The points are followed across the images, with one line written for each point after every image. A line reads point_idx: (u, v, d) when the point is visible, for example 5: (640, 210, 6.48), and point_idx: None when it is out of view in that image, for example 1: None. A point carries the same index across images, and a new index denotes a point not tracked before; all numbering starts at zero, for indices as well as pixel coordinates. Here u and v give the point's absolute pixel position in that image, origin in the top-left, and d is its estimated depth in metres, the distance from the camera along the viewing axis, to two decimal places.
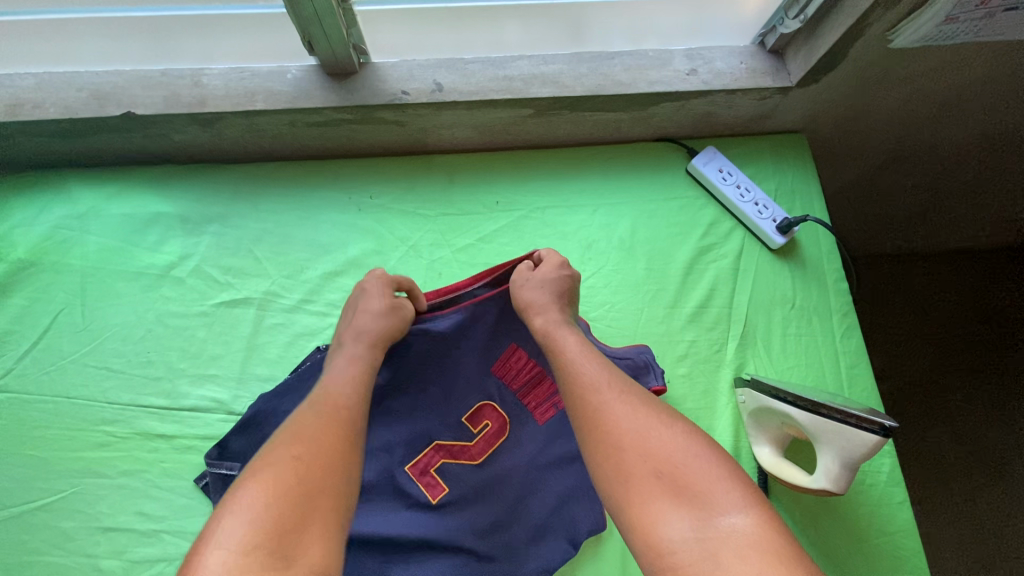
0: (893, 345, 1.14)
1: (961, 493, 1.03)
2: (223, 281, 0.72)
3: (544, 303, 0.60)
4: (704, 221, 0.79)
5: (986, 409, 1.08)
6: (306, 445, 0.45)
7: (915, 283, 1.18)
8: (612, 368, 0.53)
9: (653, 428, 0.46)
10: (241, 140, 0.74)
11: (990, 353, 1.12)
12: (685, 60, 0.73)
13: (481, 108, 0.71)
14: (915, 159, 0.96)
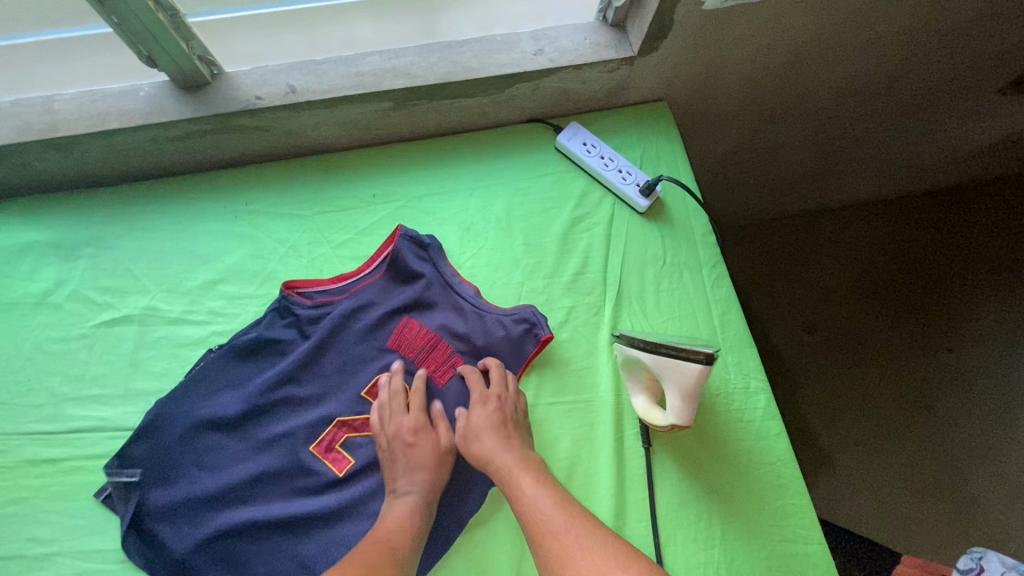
0: (801, 307, 1.44)
1: (890, 430, 1.26)
2: (102, 301, 0.73)
3: (490, 447, 0.65)
4: (576, 192, 0.82)
5: (880, 351, 1.36)
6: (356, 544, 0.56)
7: (798, 256, 1.50)
8: (567, 505, 0.59)
9: (620, 566, 0.49)
10: (108, 162, 0.74)
11: (871, 305, 1.43)
12: (531, 42, 0.76)
13: (338, 105, 0.73)
14: (785, 123, 1.08)
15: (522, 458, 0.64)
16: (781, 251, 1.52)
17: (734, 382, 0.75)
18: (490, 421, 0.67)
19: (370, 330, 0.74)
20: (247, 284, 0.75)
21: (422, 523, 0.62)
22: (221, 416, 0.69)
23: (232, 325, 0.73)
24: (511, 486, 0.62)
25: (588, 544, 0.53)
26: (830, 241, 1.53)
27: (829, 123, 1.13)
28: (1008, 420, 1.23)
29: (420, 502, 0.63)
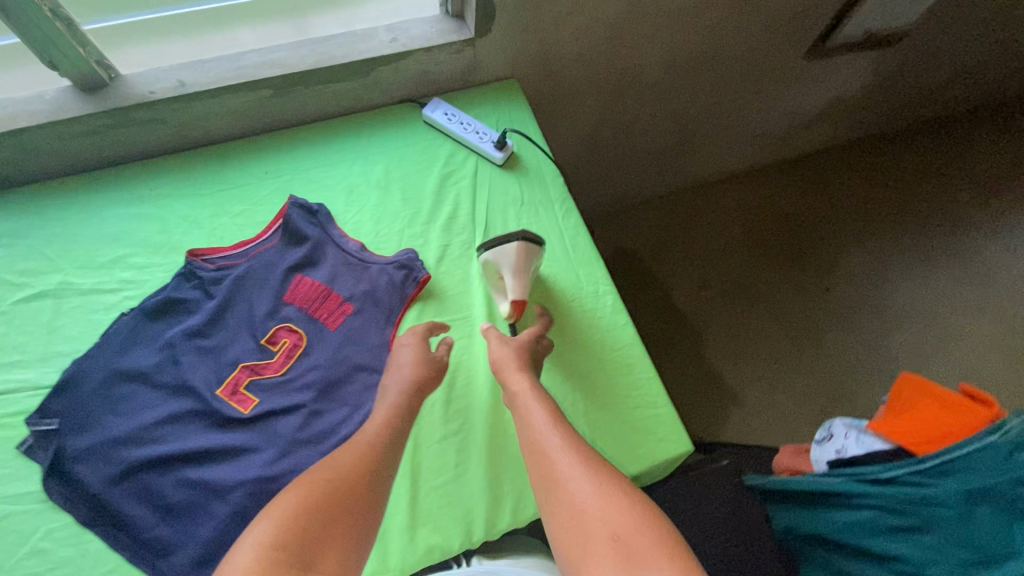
0: (695, 268, 1.60)
1: (783, 365, 1.48)
2: (19, 282, 0.81)
3: (510, 369, 0.74)
4: (443, 154, 0.97)
5: (773, 295, 1.57)
6: (324, 479, 0.57)
7: (697, 217, 1.68)
8: (572, 433, 0.65)
9: (614, 494, 0.56)
10: (20, 162, 0.84)
11: (762, 256, 1.63)
12: (387, 33, 0.93)
13: (225, 95, 0.87)
14: (638, 98, 1.28)
15: (535, 390, 0.71)
16: (680, 214, 1.68)
17: (587, 288, 0.89)
18: (511, 353, 0.76)
19: (269, 285, 0.84)
20: (154, 255, 0.85)
21: (391, 442, 0.65)
22: (133, 368, 0.76)
23: (141, 290, 0.82)
24: (525, 415, 0.68)
25: (583, 460, 0.61)
26: (724, 201, 1.71)
27: (682, 98, 1.35)
28: (872, 349, 1.50)
29: (394, 418, 0.68)
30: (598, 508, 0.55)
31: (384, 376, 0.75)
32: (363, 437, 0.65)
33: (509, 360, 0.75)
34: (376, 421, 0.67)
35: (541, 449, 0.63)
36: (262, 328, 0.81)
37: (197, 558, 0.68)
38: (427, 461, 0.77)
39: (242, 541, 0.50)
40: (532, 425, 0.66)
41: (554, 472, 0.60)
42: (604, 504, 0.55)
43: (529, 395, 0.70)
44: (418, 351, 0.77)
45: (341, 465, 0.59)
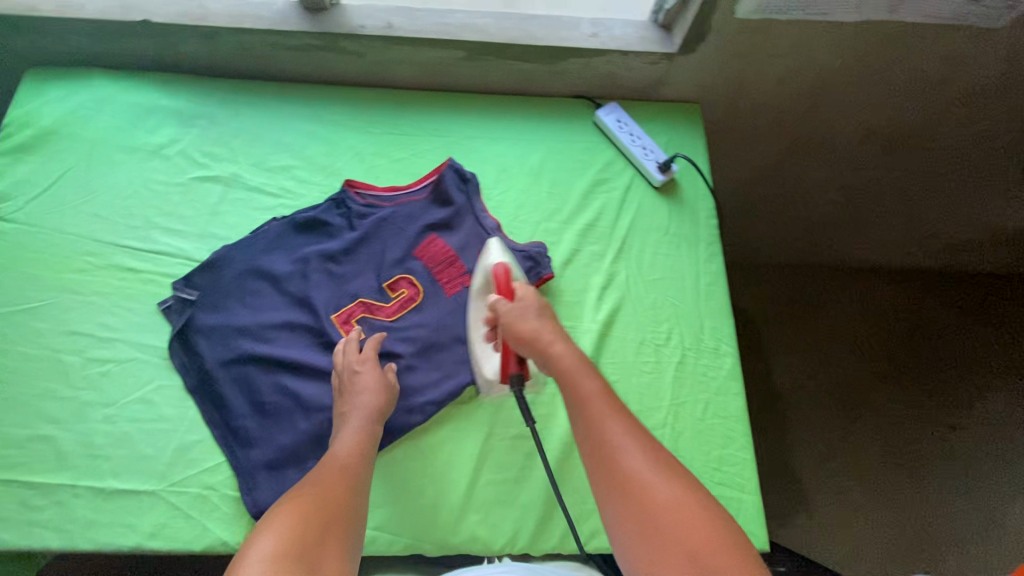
0: (807, 354, 1.45)
1: (879, 489, 1.32)
2: (201, 162, 0.89)
3: (538, 333, 0.70)
4: (603, 159, 0.94)
5: (895, 411, 1.40)
6: (304, 493, 0.62)
7: (835, 298, 1.51)
8: (636, 424, 0.65)
9: (688, 499, 0.59)
10: (234, 57, 0.92)
11: (896, 365, 1.45)
12: (590, 26, 0.91)
13: (423, 46, 0.90)
14: (818, 157, 1.17)
15: (582, 362, 0.69)
16: (818, 289, 1.52)
17: (707, 341, 0.83)
18: (535, 310, 0.73)
19: (405, 235, 0.87)
20: (315, 174, 0.90)
21: (370, 447, 0.70)
22: (269, 270, 0.82)
23: (295, 202, 0.88)
24: (580, 392, 0.67)
25: (654, 461, 0.62)
26: (875, 290, 1.52)
27: (867, 170, 1.22)
28: (992, 512, 1.30)
29: (366, 436, 0.70)
30: (665, 506, 0.58)
31: (339, 405, 0.73)
32: (339, 453, 0.68)
33: (512, 328, 0.71)
34: (347, 442, 0.69)
35: (607, 439, 0.63)
36: (386, 273, 0.85)
37: (271, 462, 0.73)
38: (496, 455, 0.76)
39: (247, 552, 0.55)
40: (593, 406, 0.66)
41: (623, 471, 0.61)
42: (677, 506, 0.58)
43: (580, 368, 0.69)
44: (374, 377, 0.73)
45: (316, 479, 0.64)
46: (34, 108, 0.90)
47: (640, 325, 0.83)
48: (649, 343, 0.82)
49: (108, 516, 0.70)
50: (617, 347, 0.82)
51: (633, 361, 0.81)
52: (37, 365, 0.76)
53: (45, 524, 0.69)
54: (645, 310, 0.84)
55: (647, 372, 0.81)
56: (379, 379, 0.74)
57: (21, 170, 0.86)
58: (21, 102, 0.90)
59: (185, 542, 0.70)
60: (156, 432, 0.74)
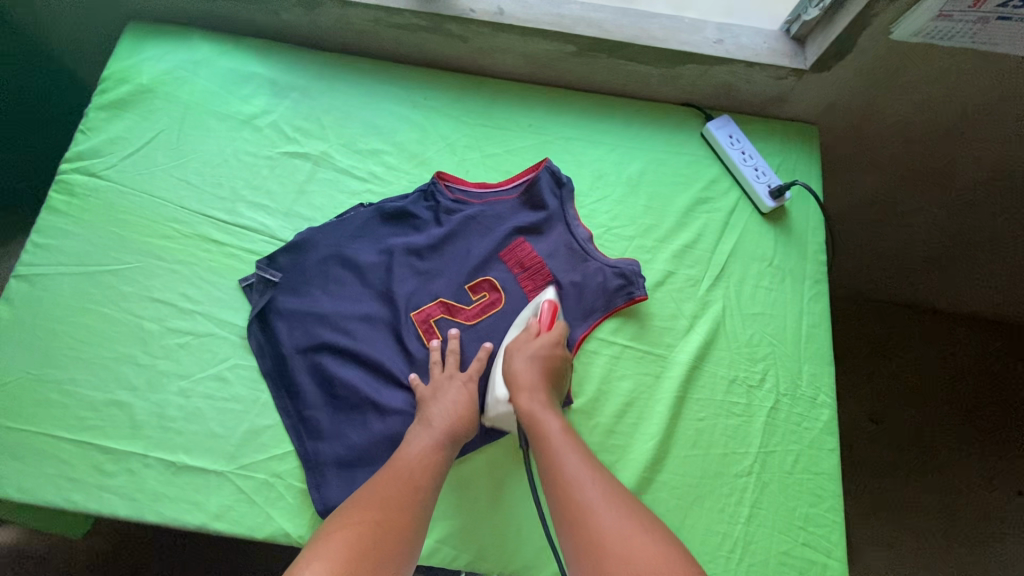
0: (885, 404, 1.21)
1: (939, 562, 1.10)
2: (292, 137, 0.87)
3: (529, 371, 0.68)
4: (707, 176, 0.88)
5: (974, 477, 1.17)
6: (367, 508, 0.59)
7: (924, 340, 1.26)
8: (574, 439, 0.63)
9: (628, 521, 0.53)
10: (334, 29, 0.89)
11: (985, 428, 1.20)
12: (715, 31, 0.84)
13: (532, 36, 0.84)
14: (930, 189, 1.02)
15: (552, 407, 0.66)
16: (906, 328, 1.26)
17: (804, 389, 0.77)
18: (540, 359, 0.69)
19: (492, 236, 0.83)
20: (405, 162, 0.87)
21: (443, 463, 0.66)
22: (353, 259, 0.80)
23: (383, 190, 0.86)
24: (541, 432, 0.63)
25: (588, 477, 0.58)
26: (975, 340, 1.26)
27: (988, 212, 1.03)
28: None
29: (440, 448, 0.67)
30: (616, 526, 0.53)
31: (420, 411, 0.70)
32: (410, 463, 0.65)
33: (508, 365, 0.69)
34: (419, 455, 0.65)
35: (563, 472, 0.59)
36: (470, 274, 0.81)
37: (340, 458, 0.71)
38: None
39: (299, 564, 0.52)
40: (555, 442, 0.62)
41: (562, 483, 0.58)
42: (614, 527, 0.53)
43: (544, 409, 0.65)
44: (463, 394, 0.71)
45: (379, 492, 0.61)
46: (132, 63, 0.88)
47: (732, 361, 0.78)
48: (740, 382, 0.77)
49: (175, 491, 0.70)
50: (707, 383, 0.77)
51: (722, 400, 0.76)
52: (119, 329, 0.76)
53: (116, 491, 0.69)
54: (739, 346, 0.79)
55: (736, 414, 0.76)
56: (466, 396, 0.71)
57: (116, 127, 0.85)
58: (119, 56, 0.88)
59: (248, 528, 0.68)
60: (228, 411, 0.73)
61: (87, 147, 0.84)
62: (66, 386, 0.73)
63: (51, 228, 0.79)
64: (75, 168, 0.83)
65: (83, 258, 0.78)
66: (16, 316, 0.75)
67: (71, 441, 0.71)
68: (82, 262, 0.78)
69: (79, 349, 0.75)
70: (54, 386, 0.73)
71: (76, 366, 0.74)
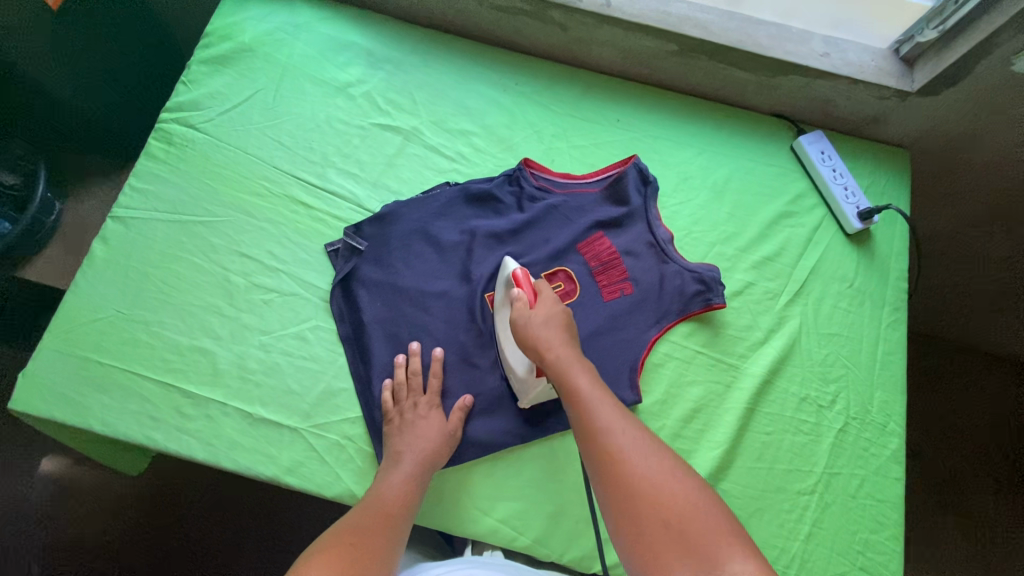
0: (923, 439, 1.19)
1: None
2: (384, 109, 0.88)
3: (546, 333, 0.67)
4: (794, 191, 0.87)
5: (1010, 524, 1.13)
6: (340, 538, 0.57)
7: (982, 382, 1.21)
8: (601, 388, 0.63)
9: (667, 474, 0.55)
10: (435, 6, 0.89)
11: None
12: (822, 44, 0.83)
13: (635, 32, 0.84)
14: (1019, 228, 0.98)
15: (579, 360, 0.66)
16: (964, 368, 1.21)
17: (874, 415, 0.77)
18: (557, 320, 0.69)
19: (573, 228, 0.83)
20: (492, 145, 0.88)
21: (415, 495, 0.66)
22: (436, 236, 0.82)
23: (469, 171, 0.86)
24: (568, 381, 0.63)
25: (621, 425, 0.59)
26: None
27: None
28: None
29: (413, 480, 0.67)
30: (651, 473, 0.55)
31: (392, 443, 0.69)
32: (384, 497, 0.64)
33: (524, 329, 0.68)
34: (393, 488, 0.65)
35: (597, 429, 0.59)
36: (548, 263, 0.81)
37: None
38: None
39: None
40: (586, 398, 0.61)
41: (592, 425, 0.59)
42: (652, 478, 0.54)
43: (573, 364, 0.64)
44: (443, 423, 0.72)
45: (354, 524, 0.60)
46: (236, 21, 0.89)
47: (804, 380, 0.77)
48: (810, 401, 0.77)
49: (250, 441, 0.72)
50: (778, 398, 0.76)
51: (791, 416, 0.76)
52: (207, 279, 0.78)
53: (194, 434, 0.71)
54: (812, 365, 0.78)
55: (804, 431, 0.75)
56: (448, 425, 0.72)
57: (215, 82, 0.86)
58: (223, 13, 0.90)
59: (318, 485, 0.70)
60: (305, 370, 0.75)
61: (187, 99, 0.85)
62: (154, 328, 0.75)
63: (148, 173, 0.81)
64: (175, 118, 0.84)
65: (176, 206, 0.80)
66: (110, 256, 0.78)
67: (156, 383, 0.73)
68: (176, 210, 0.80)
69: (167, 294, 0.77)
70: (142, 326, 0.75)
71: (164, 310, 0.76)
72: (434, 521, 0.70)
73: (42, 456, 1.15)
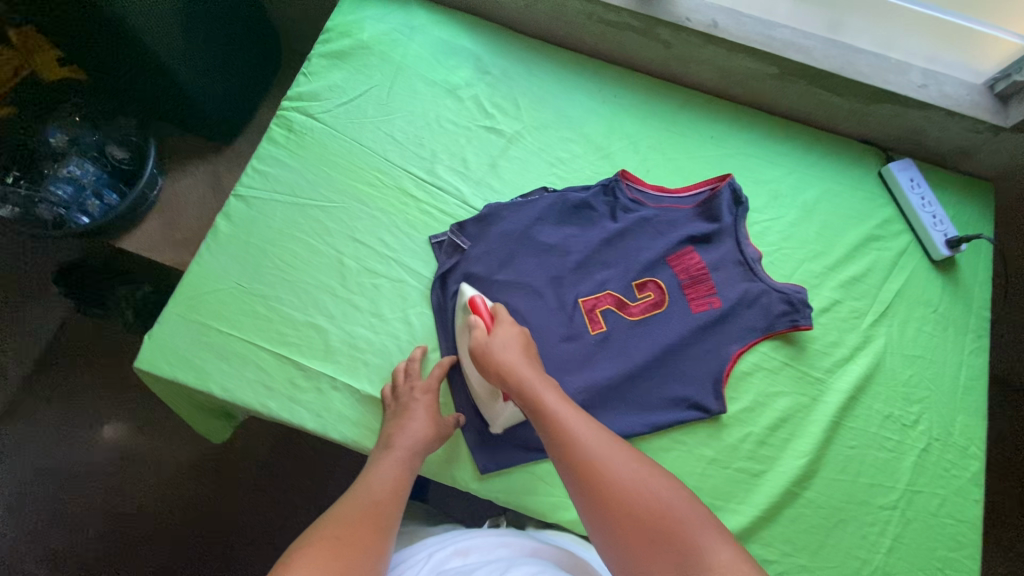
0: (993, 471, 1.17)
1: None
2: (490, 111, 0.92)
3: (508, 360, 0.68)
4: (881, 216, 0.89)
5: None
6: (328, 532, 0.58)
7: None
8: (571, 405, 0.65)
9: (637, 471, 0.58)
10: (544, 17, 0.94)
11: None
12: (921, 76, 0.86)
13: (738, 54, 0.87)
14: None
15: (544, 380, 0.67)
16: None
17: (956, 438, 0.79)
18: (515, 341, 0.71)
19: (665, 240, 0.85)
20: (591, 152, 0.91)
21: (406, 483, 0.68)
22: (534, 238, 0.85)
23: (568, 175, 0.90)
24: (533, 396, 0.65)
25: (587, 426, 0.62)
26: None
27: None
28: None
29: (405, 469, 0.68)
30: (623, 472, 0.58)
31: (386, 427, 0.72)
32: (375, 490, 0.65)
33: (488, 356, 0.69)
34: (384, 479, 0.67)
35: (568, 436, 0.61)
36: (639, 271, 0.83)
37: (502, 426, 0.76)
38: (715, 479, 0.75)
39: None
40: (556, 411, 0.63)
41: (560, 431, 0.61)
42: (626, 481, 0.57)
43: (541, 382, 0.66)
44: (433, 407, 0.73)
45: (343, 518, 0.61)
46: (355, 20, 0.94)
47: (889, 399, 0.80)
48: (894, 419, 0.79)
49: (356, 416, 0.76)
50: (863, 414, 0.79)
51: (876, 432, 0.78)
52: (321, 260, 0.82)
53: (305, 405, 0.75)
54: (897, 385, 0.80)
55: (888, 449, 0.78)
56: (437, 410, 0.74)
57: (334, 76, 0.91)
58: (343, 12, 0.95)
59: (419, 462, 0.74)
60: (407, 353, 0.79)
61: (307, 89, 0.90)
62: (271, 303, 0.79)
63: (270, 158, 0.86)
64: (295, 107, 0.89)
65: (295, 190, 0.85)
66: (232, 232, 0.82)
67: (271, 354, 0.77)
68: (294, 194, 0.85)
69: (284, 272, 0.81)
70: (260, 300, 0.79)
71: (281, 287, 0.80)
72: (528, 508, 0.74)
73: (104, 424, 1.23)
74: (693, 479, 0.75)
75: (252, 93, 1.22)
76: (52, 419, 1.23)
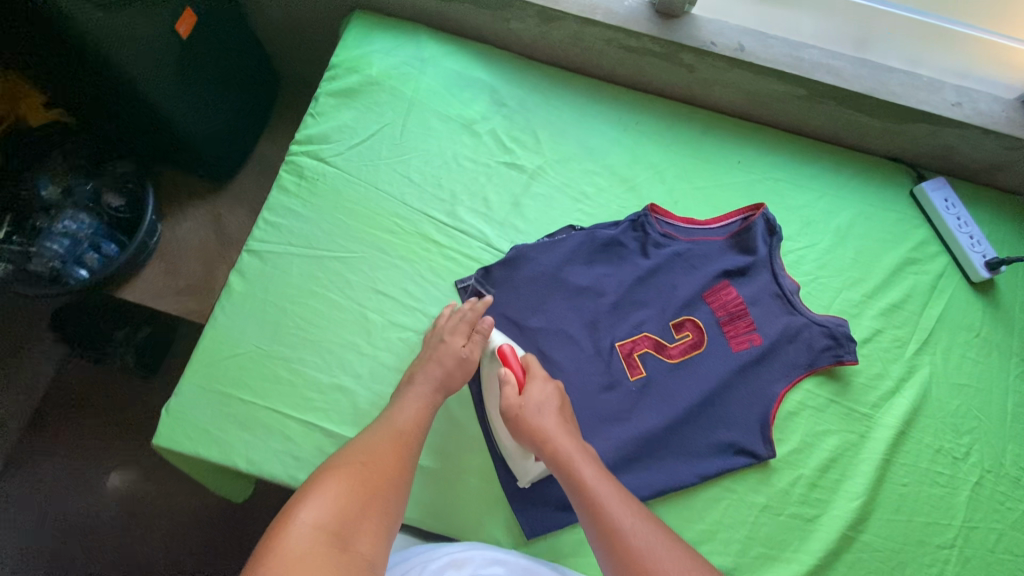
0: None
1: None
2: (509, 146, 0.88)
3: (547, 428, 0.66)
4: (917, 238, 0.87)
5: None
6: (351, 458, 0.59)
7: None
8: (608, 479, 0.63)
9: (674, 557, 0.56)
10: (561, 44, 0.90)
11: None
12: (954, 93, 0.83)
13: (766, 78, 0.84)
14: None
15: (581, 450, 0.65)
16: None
17: (1008, 468, 0.77)
18: (551, 403, 0.69)
19: (700, 275, 0.82)
20: (616, 184, 0.88)
21: (428, 416, 0.68)
22: (564, 280, 0.81)
23: (594, 210, 0.86)
24: (568, 468, 0.63)
25: (623, 505, 0.60)
26: None
27: None
28: None
29: (427, 407, 0.68)
30: (658, 554, 0.56)
31: (413, 364, 0.73)
32: (400, 420, 0.66)
33: (522, 423, 0.67)
34: (408, 410, 0.67)
35: (608, 520, 0.59)
36: (676, 311, 0.80)
37: (546, 486, 0.73)
38: (768, 527, 0.73)
39: (300, 511, 0.53)
40: (596, 492, 0.61)
41: (597, 509, 0.60)
42: (663, 566, 0.55)
43: (578, 456, 0.64)
44: (461, 348, 0.73)
45: (366, 444, 0.61)
46: (362, 54, 0.89)
47: (937, 431, 0.78)
48: (945, 453, 0.77)
49: None
50: (913, 448, 0.77)
51: (927, 467, 0.76)
52: (344, 315, 0.78)
53: None
54: (945, 417, 0.78)
55: (940, 484, 0.76)
56: (465, 352, 0.73)
57: (344, 116, 0.86)
58: (348, 46, 0.90)
59: (461, 529, 0.71)
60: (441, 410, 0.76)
61: (316, 131, 0.85)
62: (294, 365, 0.75)
63: (282, 207, 0.82)
64: (305, 151, 0.84)
65: (311, 241, 0.80)
66: (247, 290, 0.78)
67: (297, 421, 0.73)
68: (310, 245, 0.80)
69: (305, 331, 0.77)
70: (283, 363, 0.75)
71: (303, 347, 0.76)
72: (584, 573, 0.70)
73: (110, 471, 1.13)
74: (746, 528, 0.72)
75: (251, 126, 1.15)
76: (50, 470, 1.13)
